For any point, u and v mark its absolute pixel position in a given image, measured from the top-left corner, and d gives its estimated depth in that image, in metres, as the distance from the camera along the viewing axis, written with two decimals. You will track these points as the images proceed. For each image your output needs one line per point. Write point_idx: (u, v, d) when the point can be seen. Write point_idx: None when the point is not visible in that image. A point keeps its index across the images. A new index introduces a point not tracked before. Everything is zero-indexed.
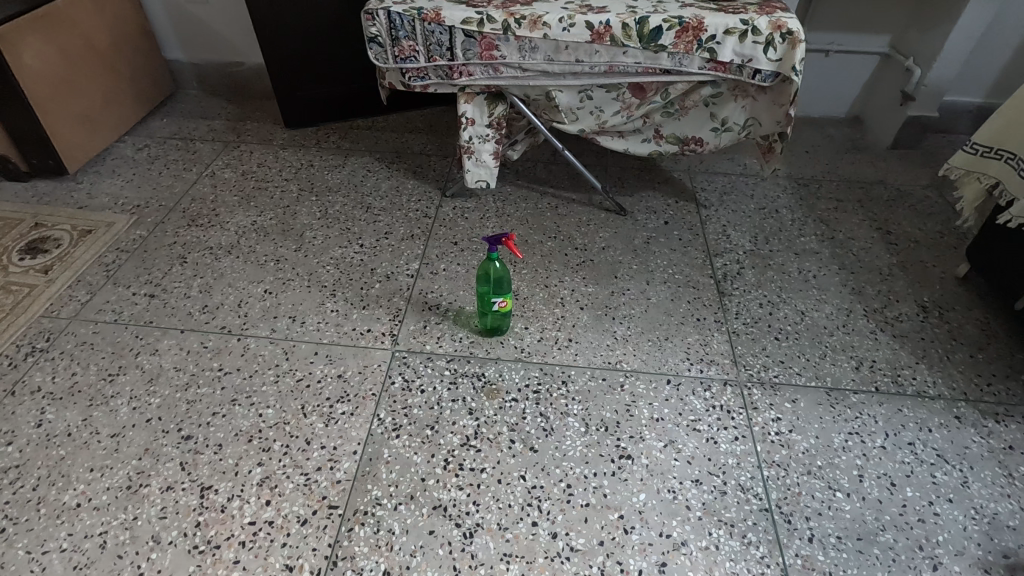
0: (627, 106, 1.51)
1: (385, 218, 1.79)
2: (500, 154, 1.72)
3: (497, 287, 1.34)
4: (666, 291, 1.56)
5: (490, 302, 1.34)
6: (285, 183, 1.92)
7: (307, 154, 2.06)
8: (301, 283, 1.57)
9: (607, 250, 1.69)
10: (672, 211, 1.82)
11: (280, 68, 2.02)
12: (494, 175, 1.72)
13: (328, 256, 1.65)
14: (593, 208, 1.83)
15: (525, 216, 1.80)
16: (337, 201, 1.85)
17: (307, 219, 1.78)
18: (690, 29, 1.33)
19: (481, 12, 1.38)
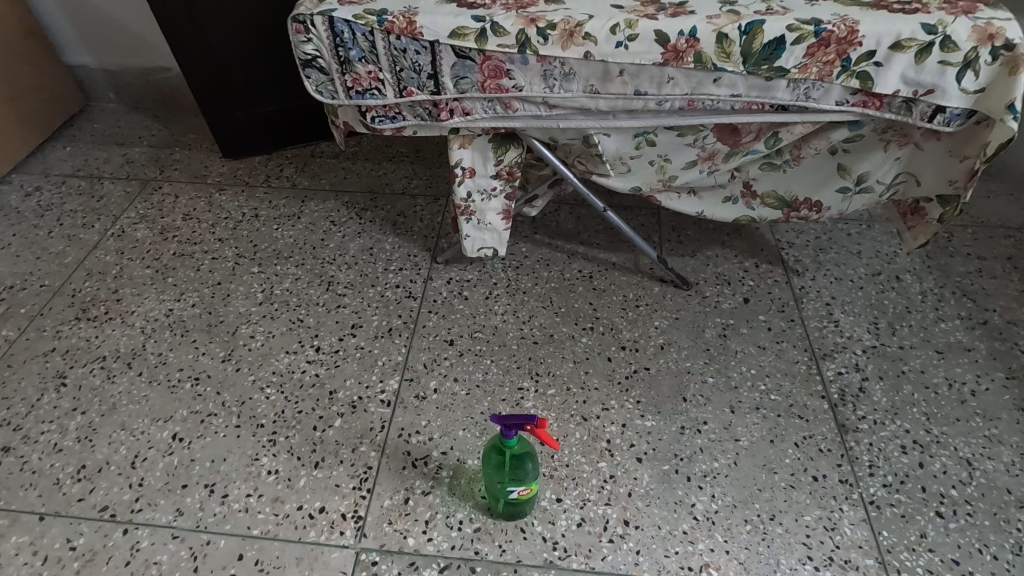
0: (708, 155, 0.99)
1: (352, 302, 1.29)
2: (512, 211, 1.22)
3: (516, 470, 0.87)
4: (760, 430, 1.06)
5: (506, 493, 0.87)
6: (218, 245, 1.41)
7: (251, 198, 1.54)
8: (224, 425, 1.08)
9: (666, 351, 1.19)
10: (752, 284, 1.31)
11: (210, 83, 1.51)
12: (504, 240, 1.24)
13: (270, 370, 1.16)
14: (641, 280, 1.32)
15: (548, 296, 1.30)
16: (287, 275, 1.34)
17: (244, 305, 1.28)
18: (833, 41, 0.80)
19: (483, 17, 0.85)
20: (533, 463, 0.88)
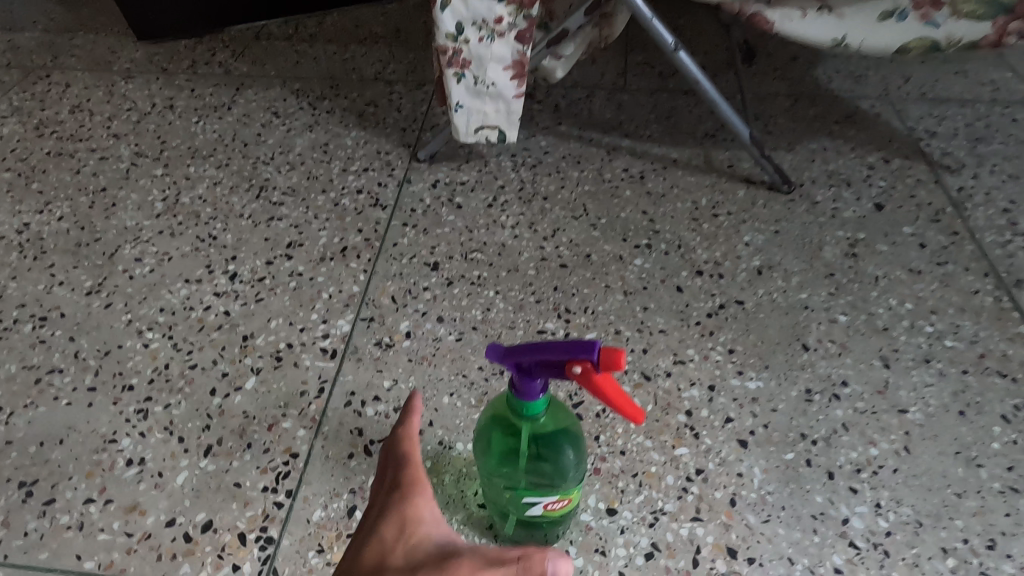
0: None
1: (292, 213, 0.88)
2: (528, 67, 0.80)
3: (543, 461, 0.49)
4: (938, 398, 0.64)
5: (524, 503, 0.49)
6: (111, 143, 1.00)
7: (167, 86, 1.12)
8: (70, 388, 0.68)
9: (767, 278, 0.77)
10: (884, 186, 0.88)
11: None
12: (514, 115, 0.82)
13: (156, 307, 0.76)
14: (717, 181, 0.90)
15: (579, 203, 0.88)
16: (202, 179, 0.93)
17: (133, 218, 0.87)
18: None
19: None
20: (574, 450, 0.50)
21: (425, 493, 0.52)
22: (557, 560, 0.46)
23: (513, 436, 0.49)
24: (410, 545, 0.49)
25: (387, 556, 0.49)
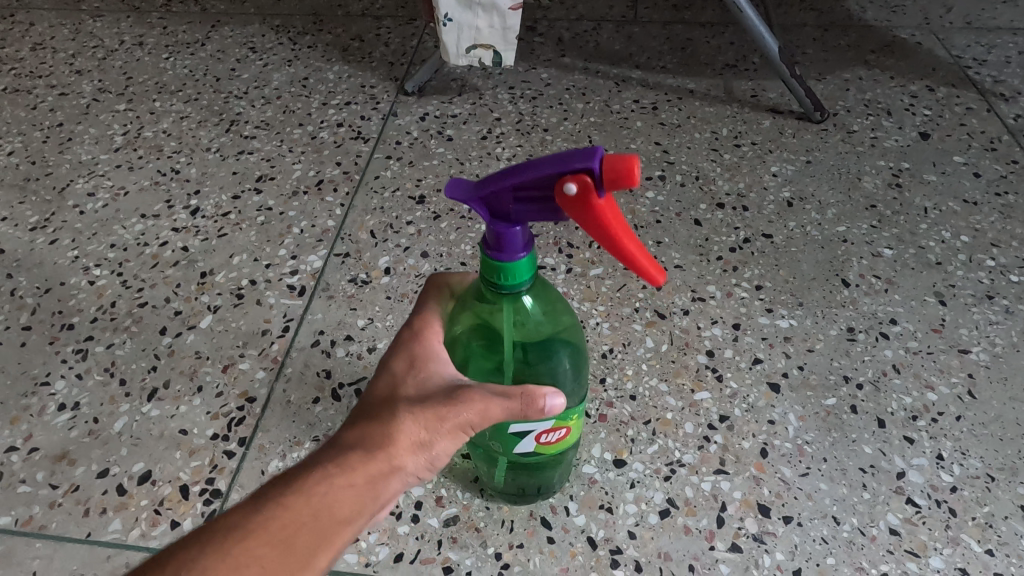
0: None
1: (265, 147, 0.79)
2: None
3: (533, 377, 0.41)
4: (1005, 337, 0.54)
5: (511, 435, 0.40)
6: (73, 78, 0.92)
7: (138, 24, 1.04)
8: (2, 328, 0.60)
9: (798, 210, 0.67)
10: (929, 115, 0.78)
11: None
12: (510, 31, 0.72)
13: (107, 243, 0.67)
14: (738, 111, 0.80)
15: (584, 134, 0.78)
16: (168, 113, 0.85)
17: (90, 153, 0.79)
18: None
19: None
20: (572, 361, 0.41)
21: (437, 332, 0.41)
22: (555, 394, 0.37)
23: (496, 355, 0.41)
24: (420, 381, 0.39)
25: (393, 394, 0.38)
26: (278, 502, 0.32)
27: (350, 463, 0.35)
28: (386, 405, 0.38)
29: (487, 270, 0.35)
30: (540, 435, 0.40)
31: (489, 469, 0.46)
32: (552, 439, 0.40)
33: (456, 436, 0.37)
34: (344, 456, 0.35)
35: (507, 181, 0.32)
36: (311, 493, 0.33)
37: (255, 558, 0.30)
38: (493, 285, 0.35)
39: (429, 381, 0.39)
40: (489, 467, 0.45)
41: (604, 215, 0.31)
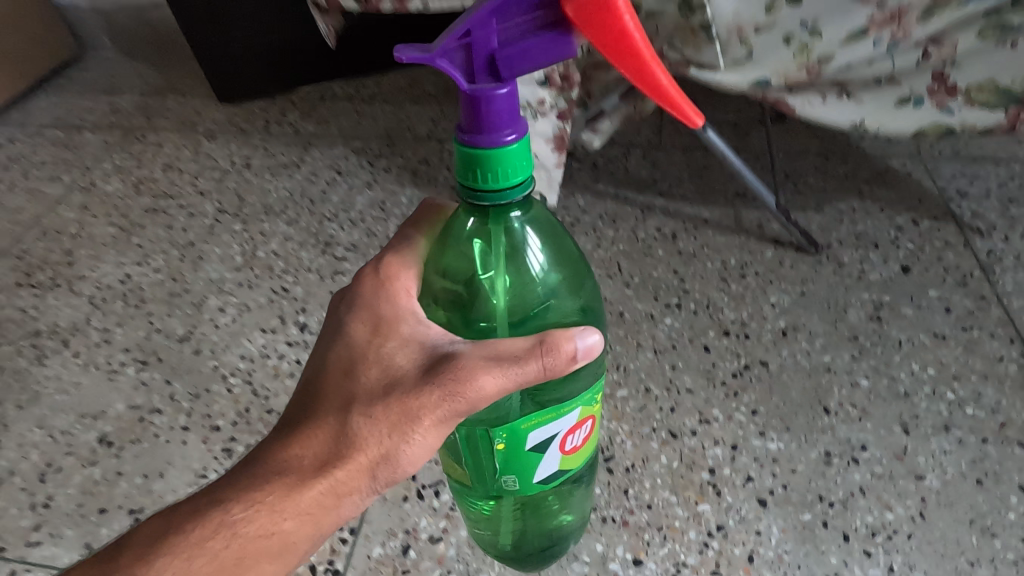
0: (891, 14, 0.62)
1: (354, 268, 0.98)
2: (568, 138, 0.87)
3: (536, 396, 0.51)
4: (956, 466, 0.67)
5: (523, 452, 0.49)
6: (197, 199, 1.14)
7: (244, 145, 1.26)
8: (168, 427, 0.79)
9: (792, 339, 0.81)
10: (911, 248, 0.91)
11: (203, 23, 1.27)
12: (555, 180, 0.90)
13: (238, 354, 0.87)
14: (745, 240, 0.95)
15: (614, 261, 0.94)
16: (275, 234, 1.05)
17: (217, 271, 0.99)
18: None
19: None
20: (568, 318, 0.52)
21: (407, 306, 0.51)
22: (586, 333, 0.46)
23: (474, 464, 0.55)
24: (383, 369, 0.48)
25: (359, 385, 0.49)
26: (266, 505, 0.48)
27: (325, 461, 0.48)
28: (354, 389, 0.49)
29: (466, 162, 0.40)
30: (552, 448, 0.51)
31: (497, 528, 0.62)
32: (563, 454, 0.52)
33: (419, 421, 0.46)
34: (312, 467, 0.49)
35: (477, 12, 0.36)
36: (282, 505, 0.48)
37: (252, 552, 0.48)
38: (470, 189, 0.41)
39: (399, 350, 0.49)
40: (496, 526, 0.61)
41: (615, 23, 0.36)
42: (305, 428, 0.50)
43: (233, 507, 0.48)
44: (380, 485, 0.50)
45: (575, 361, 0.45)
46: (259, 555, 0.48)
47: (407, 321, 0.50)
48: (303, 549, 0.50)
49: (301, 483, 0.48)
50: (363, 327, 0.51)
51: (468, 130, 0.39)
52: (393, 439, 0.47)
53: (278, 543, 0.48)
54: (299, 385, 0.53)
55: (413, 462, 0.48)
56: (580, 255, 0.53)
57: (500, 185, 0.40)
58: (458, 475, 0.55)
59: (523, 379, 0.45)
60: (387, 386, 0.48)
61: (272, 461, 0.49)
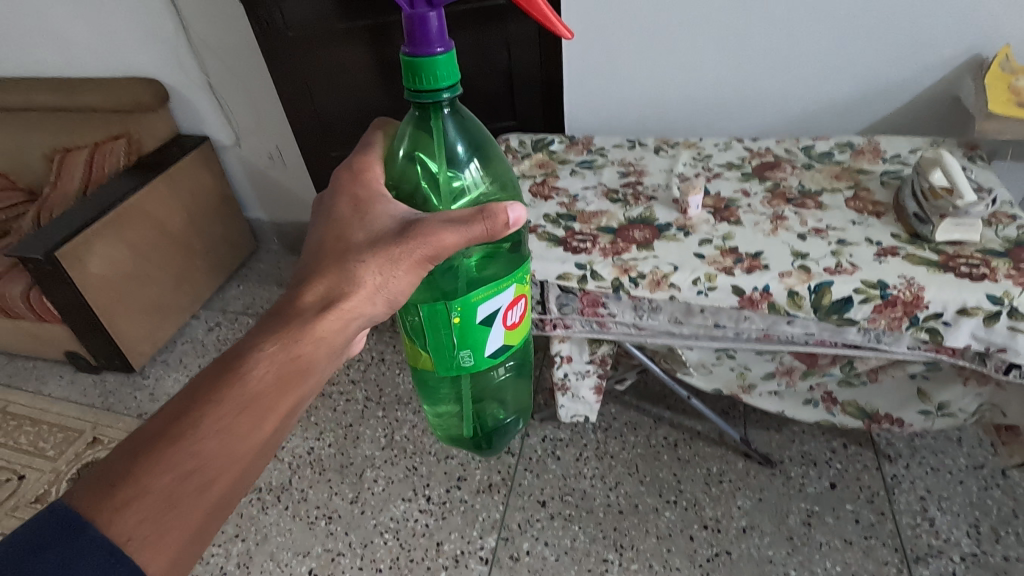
0: (786, 370, 1.09)
1: (459, 454, 1.46)
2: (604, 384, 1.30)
3: (481, 270, 0.71)
4: None
5: (474, 325, 0.64)
6: (351, 386, 1.68)
7: (379, 340, 1.80)
8: (351, 566, 1.29)
9: (748, 535, 1.24)
10: (839, 468, 1.33)
11: None
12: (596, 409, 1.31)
13: (388, 516, 1.37)
14: (724, 451, 1.40)
15: (634, 461, 1.40)
16: (405, 421, 1.56)
17: (369, 449, 1.51)
18: (900, 303, 0.88)
19: (585, 264, 1.02)
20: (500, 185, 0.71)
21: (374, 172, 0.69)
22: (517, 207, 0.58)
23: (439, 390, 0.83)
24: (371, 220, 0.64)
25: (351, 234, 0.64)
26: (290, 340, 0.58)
27: (339, 298, 0.61)
28: (350, 234, 0.64)
29: (408, 70, 0.58)
30: (496, 324, 0.66)
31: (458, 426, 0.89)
32: (506, 329, 0.67)
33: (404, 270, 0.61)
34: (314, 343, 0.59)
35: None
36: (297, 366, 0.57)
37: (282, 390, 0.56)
38: (415, 91, 0.59)
39: (378, 221, 0.64)
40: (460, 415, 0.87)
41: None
42: (315, 276, 0.62)
43: (265, 344, 0.57)
44: (378, 318, 0.64)
45: (510, 230, 0.59)
46: (288, 376, 0.56)
47: (382, 198, 0.66)
48: (311, 391, 0.59)
49: (317, 319, 0.59)
50: (347, 205, 0.65)
51: (409, 43, 0.57)
52: (385, 273, 0.61)
53: (301, 374, 0.58)
54: (306, 258, 0.65)
55: (393, 302, 0.63)
56: (508, 165, 0.72)
57: (435, 85, 0.58)
58: (423, 361, 0.69)
59: (477, 242, 0.59)
60: (376, 245, 0.61)
61: (279, 313, 0.60)
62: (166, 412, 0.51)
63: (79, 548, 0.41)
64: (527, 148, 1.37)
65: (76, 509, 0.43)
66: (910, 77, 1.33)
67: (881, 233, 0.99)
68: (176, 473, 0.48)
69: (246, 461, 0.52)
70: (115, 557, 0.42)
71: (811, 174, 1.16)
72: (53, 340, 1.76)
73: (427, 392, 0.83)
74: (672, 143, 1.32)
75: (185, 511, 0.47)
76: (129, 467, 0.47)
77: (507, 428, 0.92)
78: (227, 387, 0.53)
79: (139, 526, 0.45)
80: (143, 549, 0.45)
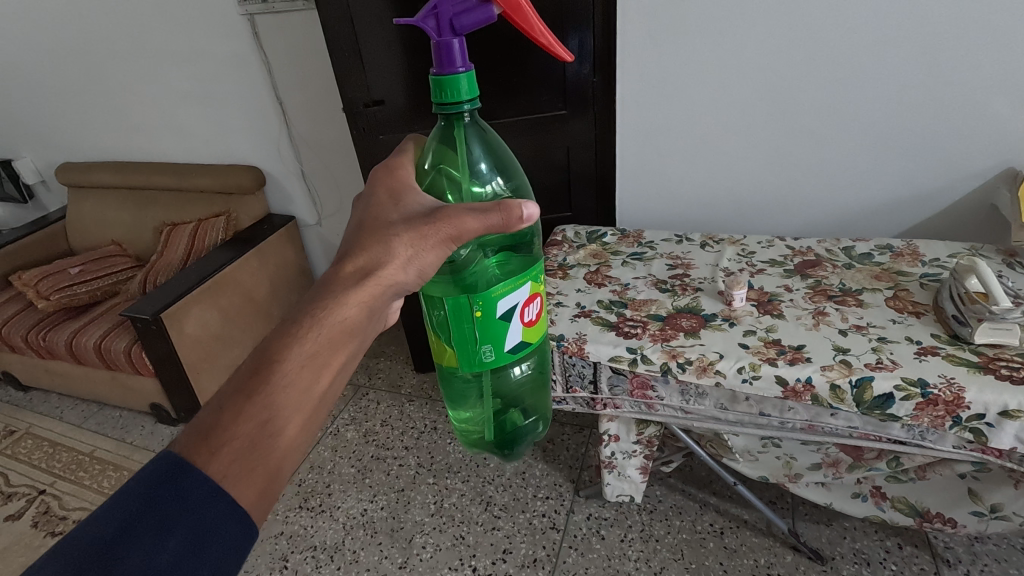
0: (832, 461, 1.13)
1: (506, 527, 1.51)
2: (649, 464, 1.33)
3: (500, 267, 0.73)
4: None
5: (495, 320, 0.66)
6: (404, 452, 1.76)
7: (432, 409, 1.90)
8: None
9: None
10: (895, 569, 1.30)
11: (418, 333, 1.94)
12: (641, 490, 1.34)
13: None
14: (772, 542, 1.39)
15: (679, 547, 1.40)
16: (455, 489, 1.62)
17: (419, 515, 1.57)
18: (941, 402, 0.93)
19: (635, 348, 1.10)
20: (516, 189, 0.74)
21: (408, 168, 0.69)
22: (531, 206, 0.59)
23: (465, 385, 0.82)
24: (403, 204, 0.64)
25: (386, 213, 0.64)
26: (341, 300, 0.58)
27: (376, 266, 0.60)
28: (384, 216, 0.63)
29: (435, 86, 0.62)
30: (514, 319, 0.68)
31: (480, 428, 0.86)
32: (523, 325, 0.69)
33: (432, 247, 0.61)
34: (361, 304, 0.59)
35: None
36: (349, 324, 0.58)
37: (337, 344, 0.57)
38: (441, 104, 0.63)
39: (410, 206, 0.64)
40: (481, 413, 0.85)
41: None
42: (357, 247, 0.61)
43: (318, 306, 0.57)
44: (411, 288, 0.63)
45: (525, 224, 0.60)
46: (339, 335, 0.57)
47: (414, 188, 0.66)
48: (360, 348, 0.60)
49: (358, 285, 0.59)
50: (382, 192, 0.66)
51: (436, 64, 0.62)
52: (416, 247, 0.61)
53: (348, 333, 0.58)
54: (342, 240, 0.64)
55: (425, 273, 0.63)
56: (524, 173, 0.76)
57: (457, 97, 0.62)
58: (448, 357, 0.70)
59: (494, 231, 0.61)
60: (407, 221, 0.62)
61: (327, 278, 0.60)
62: (241, 369, 0.53)
63: (189, 486, 0.45)
64: (581, 239, 1.51)
65: (179, 454, 0.47)
66: (946, 187, 1.42)
67: (923, 334, 1.05)
68: (256, 422, 0.50)
69: (308, 411, 0.54)
70: (215, 494, 0.46)
71: (851, 274, 1.23)
72: (142, 392, 1.94)
73: (452, 391, 0.82)
74: (718, 240, 1.43)
75: (266, 454, 0.50)
76: (216, 419, 0.50)
77: (532, 431, 0.90)
78: (285, 346, 0.54)
79: (230, 466, 0.48)
80: (236, 485, 0.47)
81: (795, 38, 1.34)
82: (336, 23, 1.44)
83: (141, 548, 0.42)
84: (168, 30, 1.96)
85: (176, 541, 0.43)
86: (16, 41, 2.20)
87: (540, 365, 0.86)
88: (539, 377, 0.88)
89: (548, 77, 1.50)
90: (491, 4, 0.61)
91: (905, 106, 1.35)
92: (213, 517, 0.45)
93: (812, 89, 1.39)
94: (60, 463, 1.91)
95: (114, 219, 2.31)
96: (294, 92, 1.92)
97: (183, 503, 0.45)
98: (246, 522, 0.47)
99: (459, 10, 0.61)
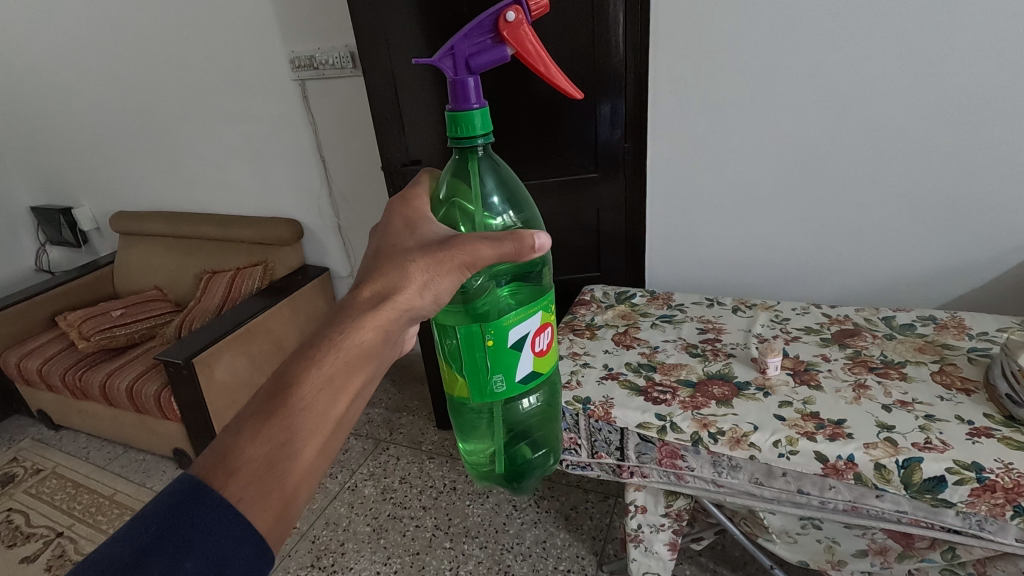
0: (879, 548, 1.05)
1: None
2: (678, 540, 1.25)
3: (511, 297, 0.73)
4: None
5: (506, 349, 0.65)
6: (421, 512, 1.71)
7: (452, 467, 1.85)
8: None
9: None
10: None
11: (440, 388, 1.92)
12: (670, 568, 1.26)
13: None
14: None
15: None
16: (471, 556, 1.55)
17: None
18: (999, 488, 0.85)
19: (664, 415, 1.06)
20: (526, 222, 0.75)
21: (423, 202, 0.70)
22: (542, 237, 0.59)
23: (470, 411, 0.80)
24: (419, 234, 0.65)
25: (401, 241, 0.64)
26: (357, 324, 0.57)
27: (392, 291, 0.60)
28: (401, 244, 0.64)
29: (451, 121, 0.63)
30: (526, 349, 0.66)
31: (485, 463, 0.84)
32: (534, 355, 0.68)
33: (448, 273, 0.61)
34: (377, 328, 0.58)
35: (453, 36, 0.63)
36: (364, 346, 0.57)
37: (352, 366, 0.56)
38: (456, 139, 0.64)
39: (426, 234, 0.65)
40: (485, 445, 0.82)
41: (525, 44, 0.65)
42: (374, 274, 0.61)
43: (334, 330, 0.56)
44: (425, 314, 0.63)
45: (537, 253, 0.60)
46: (354, 357, 0.56)
47: (430, 220, 0.67)
48: (377, 372, 0.59)
49: (375, 309, 0.59)
50: (399, 223, 0.66)
51: (451, 101, 0.63)
52: (431, 272, 0.61)
53: (365, 356, 0.57)
54: (360, 267, 0.64)
55: (440, 300, 0.62)
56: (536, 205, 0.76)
57: (471, 132, 0.63)
58: (458, 388, 0.69)
59: (508, 260, 0.60)
60: (423, 249, 0.62)
61: (345, 303, 0.59)
62: (259, 393, 0.53)
63: (204, 509, 0.45)
64: (609, 299, 1.50)
65: (197, 477, 0.47)
66: (989, 259, 1.38)
67: (974, 414, 0.98)
68: (272, 444, 0.50)
69: (326, 435, 0.53)
70: (232, 516, 0.45)
71: (892, 345, 1.19)
72: (167, 435, 1.95)
73: (459, 416, 0.80)
74: (750, 305, 1.40)
75: (283, 476, 0.49)
76: (234, 440, 0.49)
77: (542, 465, 0.87)
78: (303, 368, 0.53)
79: (247, 488, 0.47)
80: (253, 508, 0.47)
81: (825, 111, 1.37)
82: (378, 88, 1.53)
83: (159, 570, 0.42)
84: (224, 90, 2.11)
85: (192, 563, 0.42)
86: (89, 100, 2.39)
87: (548, 397, 0.84)
88: (548, 411, 0.86)
89: (578, 139, 1.54)
90: (504, 46, 0.65)
91: (944, 177, 1.34)
92: (229, 541, 0.44)
93: (842, 158, 1.40)
94: (81, 505, 1.91)
95: (158, 265, 2.41)
96: (335, 147, 2.02)
97: (202, 524, 0.44)
98: (261, 546, 0.46)
99: (475, 51, 0.64)
